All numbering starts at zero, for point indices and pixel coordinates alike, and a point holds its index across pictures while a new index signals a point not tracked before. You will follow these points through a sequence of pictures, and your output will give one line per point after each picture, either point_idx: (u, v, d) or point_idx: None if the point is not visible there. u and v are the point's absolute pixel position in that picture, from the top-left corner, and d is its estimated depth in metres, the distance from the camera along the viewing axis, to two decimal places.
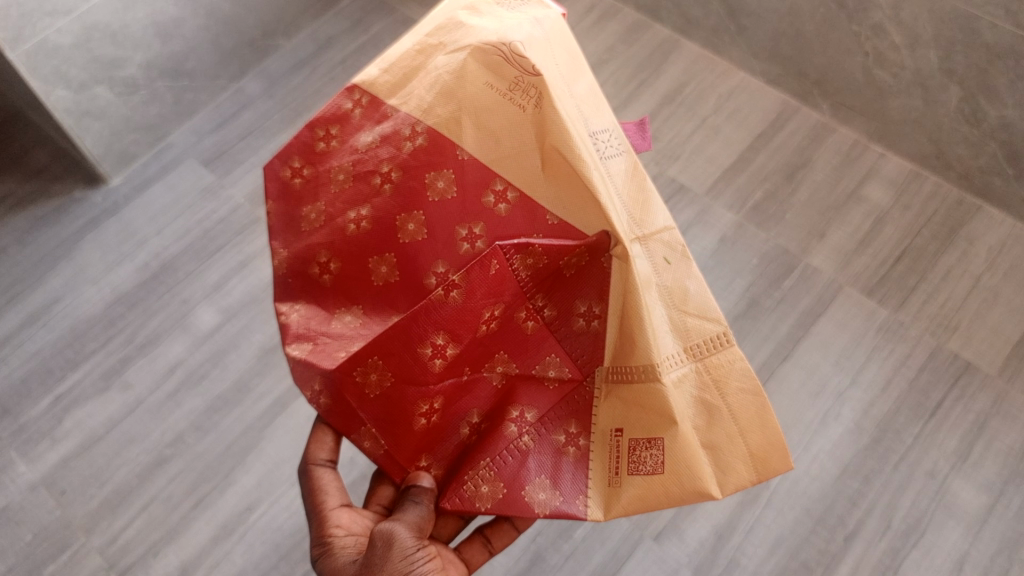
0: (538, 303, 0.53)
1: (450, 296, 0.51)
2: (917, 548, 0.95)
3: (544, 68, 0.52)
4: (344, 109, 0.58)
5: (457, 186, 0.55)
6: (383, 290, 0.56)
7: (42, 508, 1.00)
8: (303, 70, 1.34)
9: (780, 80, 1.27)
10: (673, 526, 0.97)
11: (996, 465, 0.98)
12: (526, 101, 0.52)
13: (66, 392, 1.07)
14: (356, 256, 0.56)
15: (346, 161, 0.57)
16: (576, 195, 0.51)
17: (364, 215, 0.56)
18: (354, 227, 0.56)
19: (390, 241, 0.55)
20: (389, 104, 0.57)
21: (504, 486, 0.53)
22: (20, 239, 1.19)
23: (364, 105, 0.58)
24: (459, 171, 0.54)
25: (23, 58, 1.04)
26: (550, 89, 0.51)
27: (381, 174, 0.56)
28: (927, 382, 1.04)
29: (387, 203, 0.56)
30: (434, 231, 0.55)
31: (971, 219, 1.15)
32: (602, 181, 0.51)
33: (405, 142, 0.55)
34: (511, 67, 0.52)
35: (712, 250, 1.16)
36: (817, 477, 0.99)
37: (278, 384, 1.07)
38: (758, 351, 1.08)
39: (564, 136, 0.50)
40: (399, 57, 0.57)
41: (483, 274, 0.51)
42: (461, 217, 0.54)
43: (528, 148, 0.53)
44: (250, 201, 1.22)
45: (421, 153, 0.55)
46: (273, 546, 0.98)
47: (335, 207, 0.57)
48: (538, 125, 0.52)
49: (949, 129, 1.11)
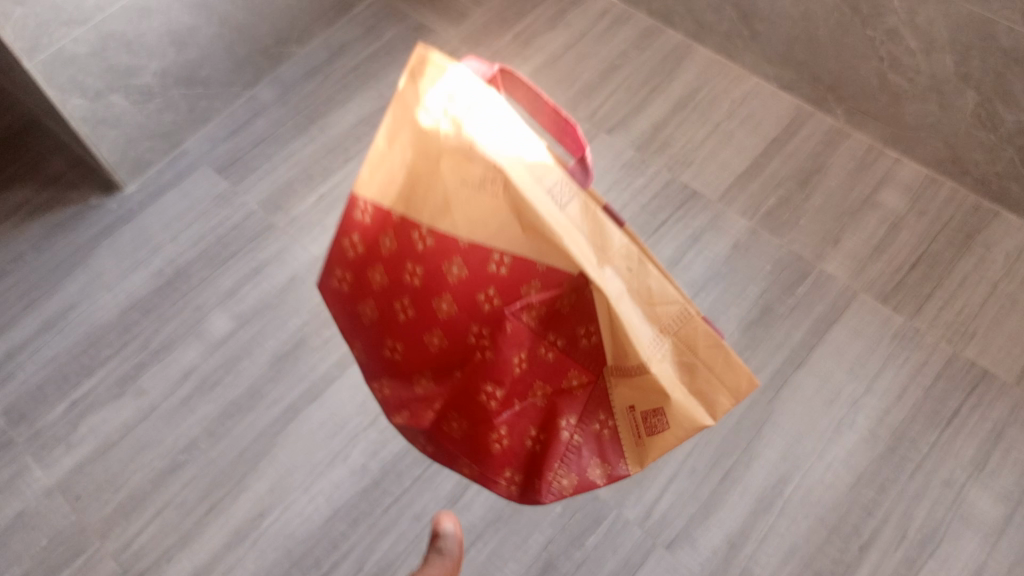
0: (552, 338, 0.53)
1: (486, 351, 0.54)
2: (934, 558, 0.93)
3: (479, 140, 0.50)
4: (356, 217, 0.58)
5: (467, 267, 0.53)
6: (442, 359, 0.57)
7: (58, 513, 1.01)
8: (317, 77, 1.35)
9: (793, 86, 1.27)
10: (686, 535, 0.97)
11: (1014, 474, 0.97)
12: (477, 177, 0.50)
13: (81, 398, 1.08)
14: (414, 343, 0.58)
15: (378, 264, 0.58)
16: (547, 247, 0.48)
17: (406, 304, 0.57)
18: (406, 319, 0.58)
19: (432, 322, 0.56)
20: (389, 207, 0.56)
21: (575, 475, 0.59)
22: (35, 246, 1.21)
23: (372, 211, 0.57)
24: (463, 255, 0.52)
25: (39, 67, 1.05)
26: (491, 159, 0.49)
27: (409, 272, 0.56)
28: (944, 390, 1.03)
29: (417, 278, 0.56)
30: (461, 295, 0.54)
31: (987, 225, 1.14)
32: (561, 224, 0.48)
33: (418, 241, 0.55)
34: (451, 155, 0.51)
35: (726, 256, 1.15)
36: (832, 485, 0.98)
37: (292, 390, 1.08)
38: (772, 358, 1.07)
39: (521, 201, 0.48)
40: (378, 157, 0.57)
41: (504, 334, 0.52)
42: (474, 287, 0.53)
43: (493, 216, 0.50)
44: (263, 207, 1.23)
45: (431, 250, 0.54)
46: (286, 552, 0.98)
47: (385, 301, 0.59)
48: (495, 191, 0.49)
49: (965, 134, 1.11)
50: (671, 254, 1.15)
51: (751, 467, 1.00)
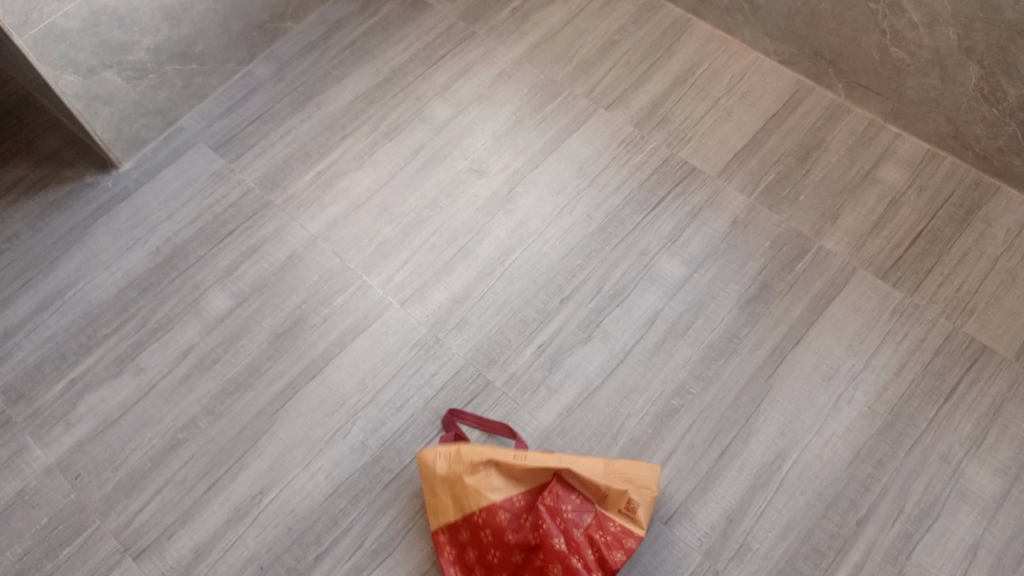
0: (559, 543, 0.89)
1: (517, 505, 0.92)
2: (930, 533, 0.94)
3: (472, 481, 0.92)
4: (446, 550, 0.93)
5: (499, 524, 0.91)
6: (496, 551, 0.91)
7: (59, 491, 1.01)
8: (313, 53, 1.34)
9: (794, 60, 1.26)
10: (684, 510, 0.97)
11: (1011, 449, 0.98)
12: (484, 480, 0.93)
13: (80, 376, 1.08)
14: (488, 557, 0.91)
15: (466, 569, 0.92)
16: (529, 492, 0.93)
17: (463, 530, 0.93)
18: (485, 542, 0.91)
19: (493, 531, 0.91)
20: (462, 541, 0.93)
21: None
22: (31, 225, 1.20)
23: (463, 563, 0.92)
24: (495, 519, 0.91)
25: (30, 43, 1.05)
26: (480, 489, 0.92)
27: (484, 533, 0.91)
28: (942, 365, 1.03)
29: (499, 539, 0.91)
30: (527, 536, 0.91)
31: (988, 200, 1.14)
32: (532, 472, 0.93)
33: (489, 555, 0.91)
34: (464, 470, 0.93)
35: (725, 232, 1.14)
36: (829, 461, 0.98)
37: (290, 368, 1.08)
38: (770, 335, 1.06)
39: (505, 491, 0.92)
40: (430, 477, 0.95)
41: (521, 510, 0.92)
42: (505, 509, 0.92)
43: (494, 489, 0.92)
44: (260, 185, 1.22)
45: (488, 539, 0.91)
46: (286, 530, 0.98)
47: (487, 571, 0.91)
48: (494, 487, 0.92)
49: (967, 109, 1.11)
50: (670, 231, 1.15)
51: (750, 443, 1.00)
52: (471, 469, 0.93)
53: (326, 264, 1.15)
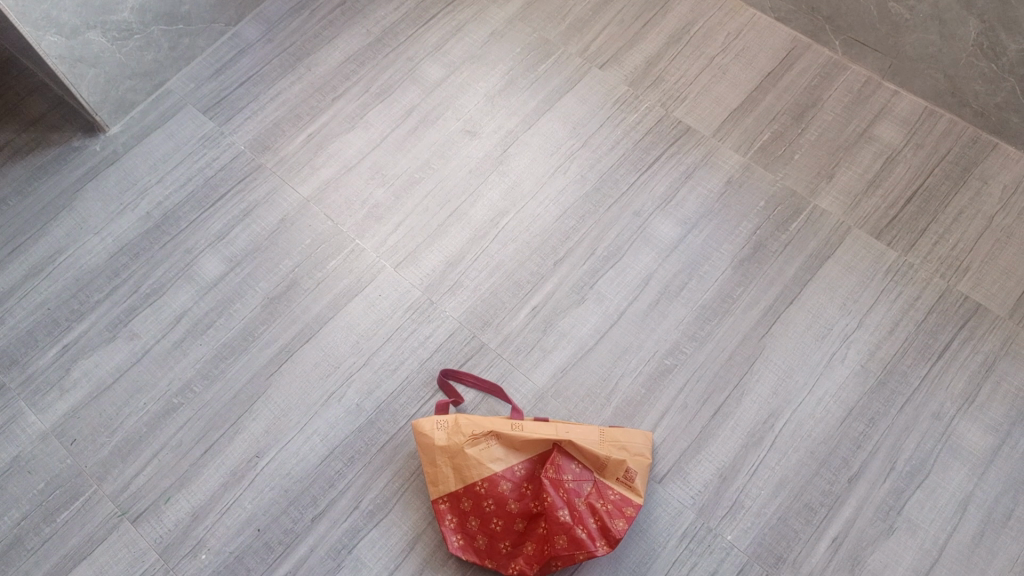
0: (563, 513, 0.90)
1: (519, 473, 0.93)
2: (921, 489, 0.95)
3: (475, 455, 0.93)
4: (449, 519, 0.93)
5: (501, 493, 0.92)
6: (498, 520, 0.92)
7: (55, 456, 1.02)
8: (302, 13, 1.31)
9: (791, 16, 1.23)
10: (677, 469, 0.97)
11: (1004, 406, 0.98)
12: (485, 449, 0.94)
13: (73, 342, 1.08)
14: (491, 527, 0.92)
15: (470, 537, 0.92)
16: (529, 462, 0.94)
17: (466, 499, 0.93)
18: (489, 510, 0.92)
19: (497, 497, 0.92)
20: (464, 512, 0.93)
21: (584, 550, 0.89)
22: (19, 190, 1.19)
23: (465, 529, 0.93)
24: (497, 488, 0.92)
25: (11, 2, 1.05)
26: (484, 465, 0.93)
27: (488, 503, 0.92)
28: (936, 323, 1.03)
29: (501, 509, 0.92)
30: (529, 504, 0.92)
31: (985, 157, 1.13)
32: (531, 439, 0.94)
33: (491, 523, 0.92)
34: (467, 438, 0.94)
35: (720, 191, 1.13)
36: (821, 420, 0.99)
37: (284, 332, 1.08)
38: (764, 295, 1.06)
39: (508, 462, 0.93)
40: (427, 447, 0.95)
41: (524, 477, 0.93)
42: (508, 478, 0.92)
43: (497, 460, 0.93)
44: (250, 149, 1.20)
45: (491, 507, 0.92)
46: (282, 492, 0.99)
47: (488, 540, 0.92)
48: (496, 459, 0.93)
49: (966, 65, 1.11)
50: (664, 192, 1.14)
51: (743, 403, 1.00)
52: (472, 441, 0.94)
53: (319, 227, 1.14)
